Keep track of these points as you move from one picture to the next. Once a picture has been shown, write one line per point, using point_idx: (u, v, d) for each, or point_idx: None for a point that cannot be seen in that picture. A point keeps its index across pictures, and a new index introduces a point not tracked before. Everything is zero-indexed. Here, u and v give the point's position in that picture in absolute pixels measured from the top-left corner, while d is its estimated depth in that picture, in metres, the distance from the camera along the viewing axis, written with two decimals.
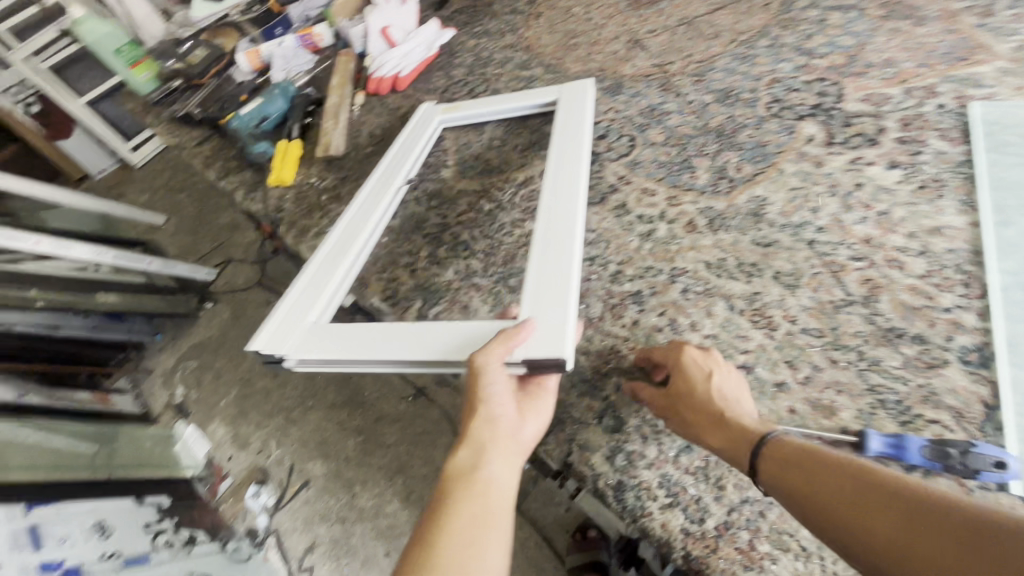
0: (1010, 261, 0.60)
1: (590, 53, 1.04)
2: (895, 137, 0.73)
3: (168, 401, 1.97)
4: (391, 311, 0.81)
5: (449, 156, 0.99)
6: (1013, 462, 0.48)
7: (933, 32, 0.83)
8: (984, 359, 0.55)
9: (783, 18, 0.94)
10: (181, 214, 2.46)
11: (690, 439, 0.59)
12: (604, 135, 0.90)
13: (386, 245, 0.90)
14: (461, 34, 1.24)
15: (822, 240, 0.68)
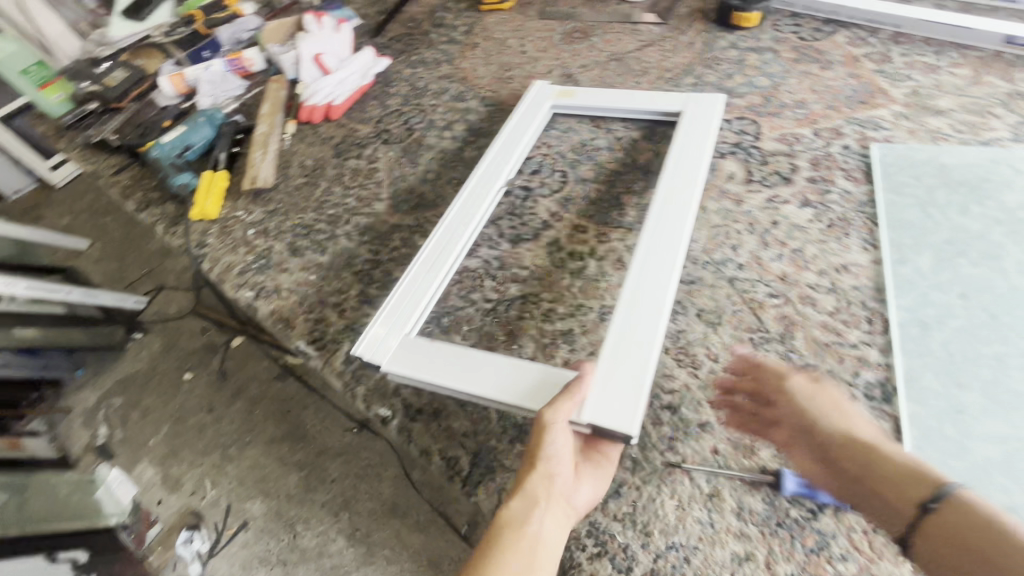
0: (908, 298, 0.63)
1: (524, 86, 1.06)
2: (807, 176, 0.77)
3: (88, 443, 1.82)
4: (320, 355, 0.77)
5: (382, 189, 0.97)
6: None
7: (838, 75, 0.88)
8: (888, 394, 0.58)
9: (705, 57, 0.98)
10: (107, 239, 2.30)
11: (619, 484, 0.58)
12: (538, 169, 0.90)
13: (315, 283, 0.86)
14: (398, 62, 1.22)
15: (742, 277, 0.70)
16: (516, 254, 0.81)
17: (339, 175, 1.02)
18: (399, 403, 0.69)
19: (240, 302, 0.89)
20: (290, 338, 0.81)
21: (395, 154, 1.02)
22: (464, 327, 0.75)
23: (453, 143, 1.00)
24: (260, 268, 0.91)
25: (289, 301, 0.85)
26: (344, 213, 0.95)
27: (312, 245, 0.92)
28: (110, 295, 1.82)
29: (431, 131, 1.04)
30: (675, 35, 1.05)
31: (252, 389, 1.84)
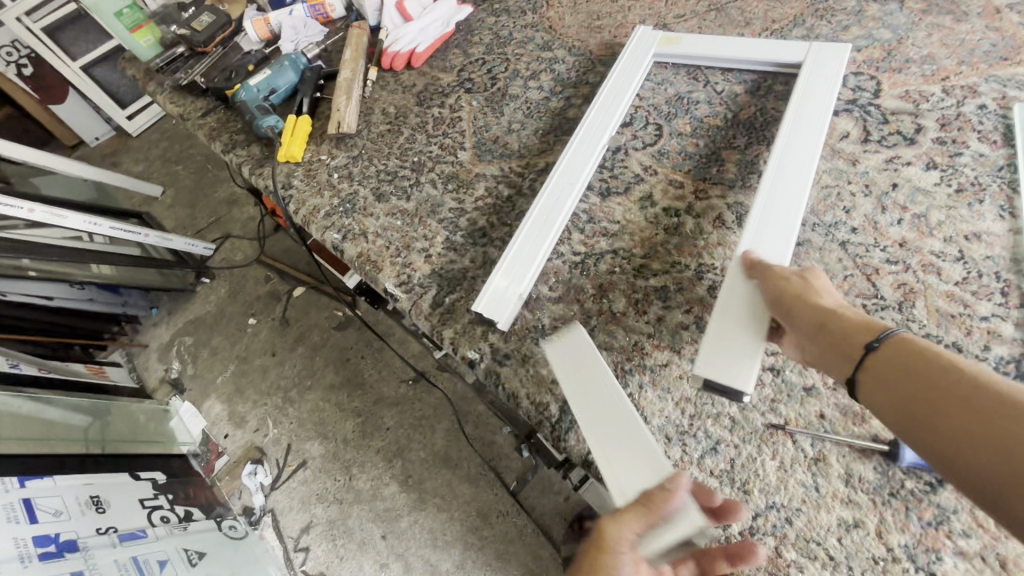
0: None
1: (615, 35, 1.01)
2: (934, 137, 0.71)
3: (163, 376, 1.94)
4: (405, 298, 0.78)
5: (466, 138, 0.96)
6: None
7: (975, 28, 0.80)
8: (1023, 371, 0.54)
9: (818, 8, 0.91)
10: (180, 186, 2.41)
11: (716, 441, 0.57)
12: (630, 122, 0.87)
13: (401, 229, 0.87)
14: (480, 10, 1.19)
15: (856, 241, 0.66)
16: (606, 207, 0.79)
17: (421, 123, 1.02)
18: (487, 347, 0.70)
19: (326, 244, 0.91)
20: (376, 280, 0.83)
21: (478, 103, 1.01)
22: (552, 278, 0.74)
23: (539, 93, 0.97)
24: (344, 211, 0.93)
25: (375, 245, 0.86)
26: (427, 160, 0.95)
27: (396, 190, 0.93)
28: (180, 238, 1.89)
29: (515, 80, 1.01)
30: None
31: (313, 337, 1.91)
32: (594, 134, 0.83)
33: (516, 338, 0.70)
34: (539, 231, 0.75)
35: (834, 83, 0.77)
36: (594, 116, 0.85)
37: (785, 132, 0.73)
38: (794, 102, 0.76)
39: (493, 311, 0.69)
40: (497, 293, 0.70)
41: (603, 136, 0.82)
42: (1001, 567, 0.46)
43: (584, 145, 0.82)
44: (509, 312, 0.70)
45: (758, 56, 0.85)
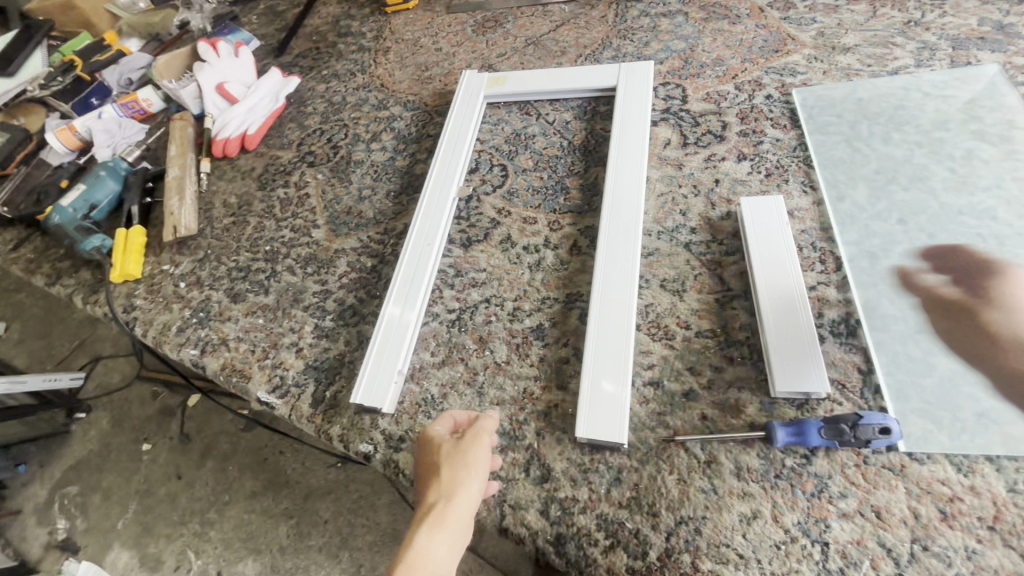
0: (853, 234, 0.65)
1: (445, 84, 1.02)
2: (738, 131, 0.79)
3: (47, 541, 1.65)
4: (283, 403, 0.73)
5: (318, 215, 0.92)
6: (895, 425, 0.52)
7: (748, 28, 0.90)
8: (852, 328, 0.60)
9: (619, 29, 0.98)
10: (24, 317, 2.10)
11: (618, 470, 0.57)
12: (476, 167, 0.88)
13: (265, 327, 0.81)
14: (309, 80, 1.16)
15: (696, 241, 0.70)
16: (470, 257, 0.78)
17: (268, 208, 0.96)
18: (379, 435, 0.66)
19: (185, 363, 0.82)
20: (247, 390, 0.76)
21: (324, 175, 0.97)
22: (432, 342, 0.72)
23: (383, 154, 0.96)
24: (200, 321, 0.85)
25: (240, 352, 0.79)
26: (281, 247, 0.90)
27: (252, 286, 0.86)
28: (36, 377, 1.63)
29: (357, 145, 0.99)
30: (586, 10, 1.04)
31: (220, 446, 1.72)
32: (443, 189, 0.83)
33: (407, 417, 0.67)
34: (407, 300, 0.73)
35: (646, 99, 0.84)
36: (439, 169, 0.85)
37: (613, 157, 0.79)
38: (616, 124, 0.82)
39: (374, 400, 0.66)
40: (372, 383, 0.68)
41: (452, 189, 0.83)
42: (879, 518, 0.50)
43: (435, 201, 0.82)
44: (392, 394, 0.67)
45: (578, 86, 0.89)
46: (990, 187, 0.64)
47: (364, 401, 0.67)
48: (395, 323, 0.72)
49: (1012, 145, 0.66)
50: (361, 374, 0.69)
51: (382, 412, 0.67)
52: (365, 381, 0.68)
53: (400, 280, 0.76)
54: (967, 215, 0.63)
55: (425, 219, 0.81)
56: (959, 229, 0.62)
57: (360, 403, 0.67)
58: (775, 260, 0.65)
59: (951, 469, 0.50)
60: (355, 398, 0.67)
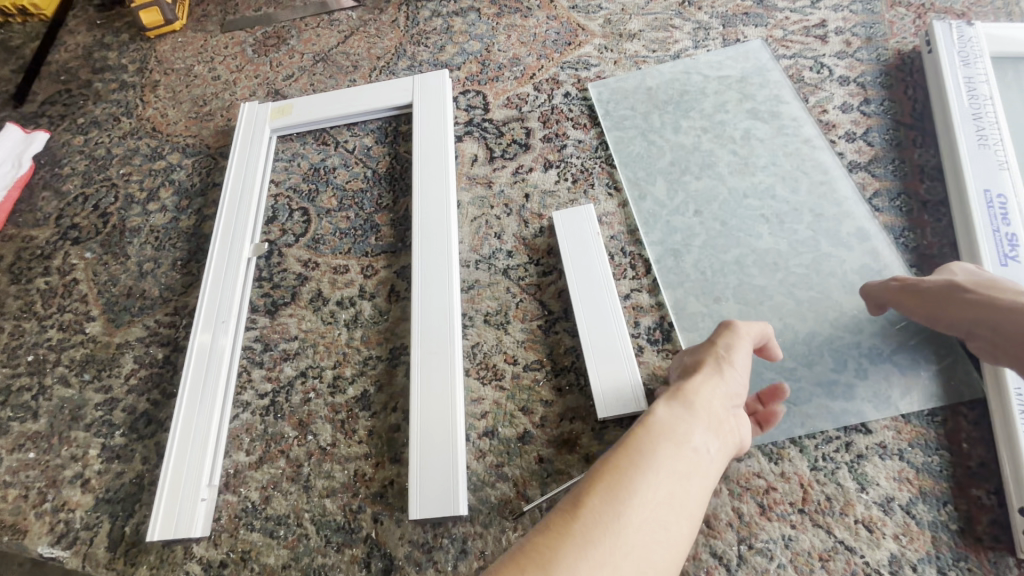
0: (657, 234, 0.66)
1: (229, 119, 0.89)
2: (542, 137, 0.76)
3: None
4: (72, 554, 0.60)
5: (91, 304, 0.76)
6: None
7: (540, 21, 0.87)
8: (666, 333, 0.60)
9: (412, 34, 0.91)
10: None
11: (462, 541, 0.53)
12: (274, 216, 0.77)
13: (38, 461, 0.66)
14: (63, 132, 0.96)
15: (513, 265, 0.67)
16: (279, 325, 0.69)
17: (25, 306, 0.78)
18: (196, 566, 0.57)
19: None
20: (24, 548, 0.61)
21: (94, 253, 0.81)
22: (246, 438, 0.62)
23: (164, 216, 0.81)
24: None
25: (9, 500, 0.64)
26: (48, 353, 0.73)
27: (16, 411, 0.70)
28: None
29: (132, 208, 0.84)
30: (374, 15, 0.94)
31: None
32: (233, 251, 0.72)
33: (227, 535, 0.58)
34: (202, 396, 0.63)
35: (445, 113, 0.78)
36: (226, 227, 0.74)
37: (417, 186, 0.72)
38: (417, 147, 0.75)
39: (178, 530, 0.57)
40: (173, 510, 0.58)
41: (244, 249, 0.72)
42: (710, 528, 0.50)
43: (224, 268, 0.71)
44: (202, 515, 0.58)
45: (373, 106, 0.81)
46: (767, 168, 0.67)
47: (167, 535, 0.57)
48: (194, 429, 0.61)
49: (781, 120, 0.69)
50: (159, 502, 0.58)
51: (192, 539, 0.57)
52: (163, 511, 0.58)
53: (190, 373, 0.64)
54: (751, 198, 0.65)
55: (217, 292, 0.69)
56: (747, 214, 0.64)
57: (161, 538, 0.57)
58: (591, 277, 0.62)
59: (764, 460, 0.52)
60: (154, 534, 0.57)
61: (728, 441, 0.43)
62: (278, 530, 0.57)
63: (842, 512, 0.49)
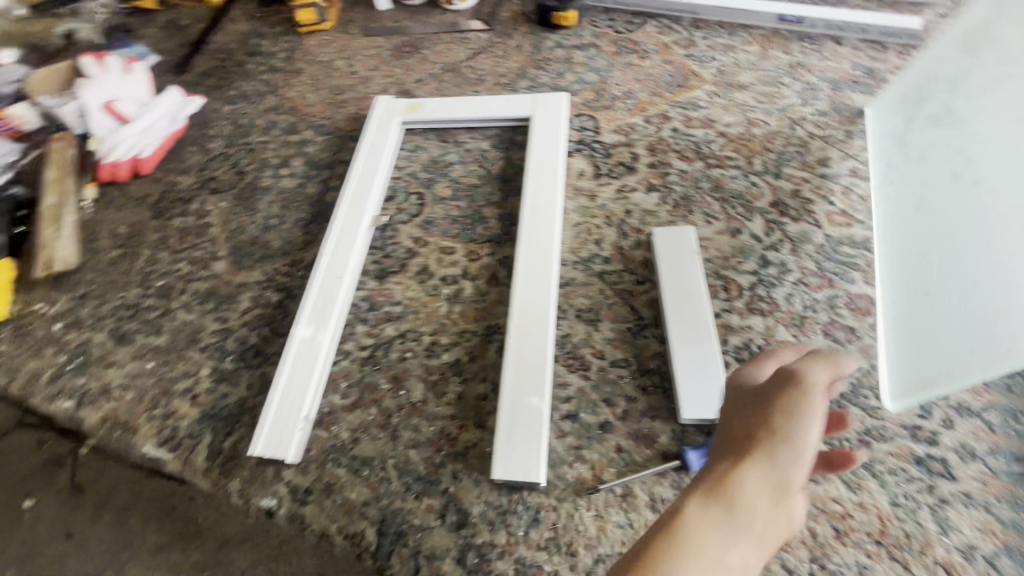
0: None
1: (362, 108, 0.99)
2: (647, 163, 0.82)
3: None
4: (174, 457, 0.65)
5: (219, 246, 0.85)
6: None
7: (655, 63, 0.94)
8: (753, 354, 0.63)
9: (536, 59, 1.00)
10: None
11: (536, 510, 0.56)
12: (392, 195, 0.85)
13: (154, 372, 0.73)
14: (214, 99, 1.09)
15: (609, 270, 0.72)
16: (385, 290, 0.75)
17: (162, 239, 0.88)
18: (284, 488, 0.61)
19: (57, 417, 0.72)
20: (131, 446, 0.68)
21: (228, 203, 0.90)
22: (343, 383, 0.68)
23: (294, 181, 0.91)
24: (77, 368, 0.75)
25: (124, 402, 0.71)
26: (175, 282, 0.82)
27: (141, 326, 0.78)
28: None
29: (266, 170, 0.93)
30: (503, 39, 1.05)
31: None
32: (355, 223, 0.79)
33: (315, 466, 0.62)
34: (318, 334, 0.70)
35: (561, 130, 0.85)
36: (351, 200, 0.82)
37: (529, 190, 0.79)
38: (532, 155, 0.82)
39: (277, 451, 0.62)
40: (275, 432, 0.63)
41: (365, 222, 0.80)
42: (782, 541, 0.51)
43: (344, 238, 0.78)
44: (297, 443, 0.63)
45: (495, 114, 0.89)
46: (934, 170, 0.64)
47: (266, 455, 0.62)
48: (302, 366, 0.67)
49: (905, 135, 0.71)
50: (263, 423, 0.64)
51: (285, 463, 0.62)
52: (266, 432, 0.64)
53: (310, 310, 0.72)
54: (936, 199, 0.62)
55: (337, 252, 0.77)
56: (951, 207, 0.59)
57: (262, 455, 0.62)
58: (685, 293, 0.66)
59: (842, 487, 0.53)
60: (256, 450, 0.63)
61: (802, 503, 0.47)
62: (363, 470, 0.61)
63: (920, 551, 0.50)
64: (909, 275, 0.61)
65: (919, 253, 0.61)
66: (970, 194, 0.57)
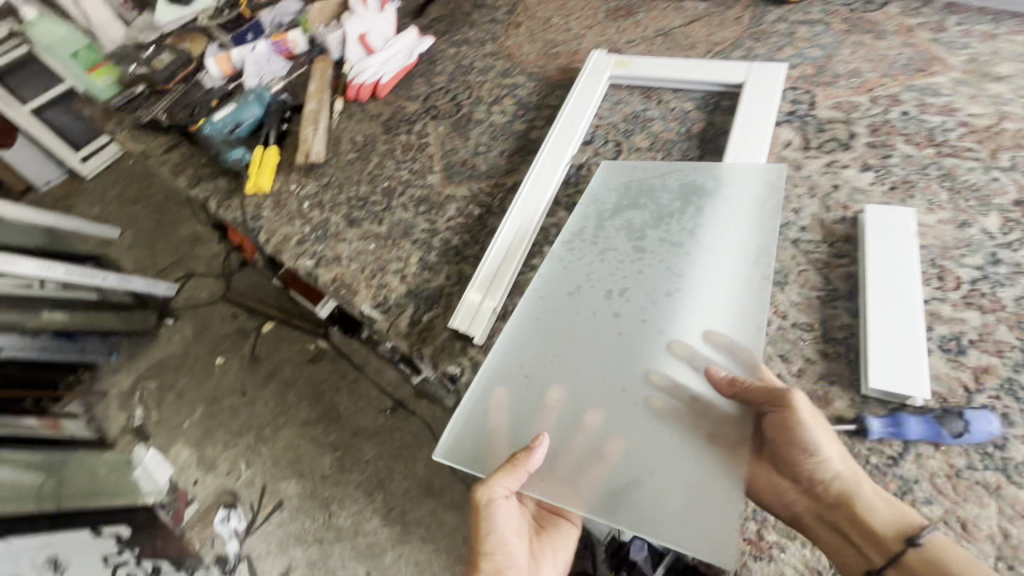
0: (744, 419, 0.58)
1: (572, 62, 1.07)
2: (865, 142, 0.78)
3: (125, 424, 1.94)
4: (384, 319, 0.79)
5: (434, 162, 0.98)
6: (984, 427, 0.52)
7: (892, 45, 0.88)
8: (963, 347, 0.58)
9: (754, 31, 0.99)
10: (136, 227, 2.46)
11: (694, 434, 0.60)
12: (591, 141, 0.92)
13: (374, 252, 0.88)
14: (441, 42, 1.24)
15: (805, 239, 0.71)
16: None
17: (389, 150, 1.04)
18: (468, 361, 0.71)
19: (299, 272, 0.91)
20: (352, 303, 0.83)
21: (445, 128, 1.04)
22: None
23: (503, 117, 1.01)
24: (317, 238, 0.93)
25: (350, 269, 0.87)
26: (397, 185, 0.97)
27: (368, 215, 0.94)
28: (121, 278, 1.89)
29: (480, 105, 1.05)
30: (722, 10, 1.05)
31: (283, 372, 1.94)
32: (556, 160, 0.87)
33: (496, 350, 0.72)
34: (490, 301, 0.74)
35: (774, 100, 0.84)
36: (555, 139, 0.90)
37: (731, 151, 0.80)
38: (740, 118, 0.83)
39: (471, 328, 0.73)
40: (471, 312, 0.74)
41: (564, 159, 0.87)
42: (964, 529, 0.49)
43: (545, 171, 0.86)
44: (486, 327, 0.73)
45: (705, 78, 0.91)
46: (725, 233, 0.71)
47: (462, 328, 0.73)
48: (500, 265, 0.77)
49: (726, 189, 0.75)
50: (463, 302, 0.75)
51: (474, 339, 0.72)
52: (464, 309, 0.74)
53: (491, 258, 0.78)
54: (651, 277, 0.70)
55: (540, 179, 0.85)
56: (643, 299, 0.69)
57: (458, 327, 0.73)
58: (891, 270, 0.63)
59: None
60: (454, 322, 0.73)
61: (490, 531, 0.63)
62: None
63: None
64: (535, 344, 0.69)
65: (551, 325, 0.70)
66: (631, 271, 0.71)
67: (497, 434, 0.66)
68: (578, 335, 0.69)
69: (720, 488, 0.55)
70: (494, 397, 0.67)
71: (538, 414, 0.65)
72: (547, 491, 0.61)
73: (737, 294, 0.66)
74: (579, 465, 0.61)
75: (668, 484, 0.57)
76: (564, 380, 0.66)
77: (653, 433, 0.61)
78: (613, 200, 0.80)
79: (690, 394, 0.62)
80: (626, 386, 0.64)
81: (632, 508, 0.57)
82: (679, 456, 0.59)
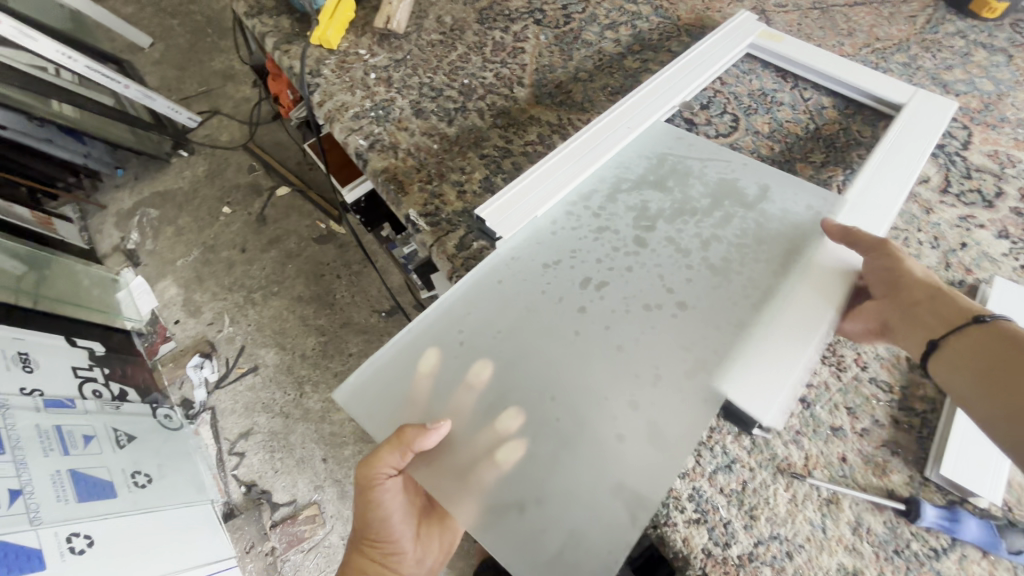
0: (667, 478, 0.50)
1: (708, 7, 0.93)
2: (1012, 206, 0.69)
3: (117, 244, 1.87)
4: (431, 232, 0.72)
5: (526, 73, 0.86)
6: None
7: None
8: None
9: (925, 38, 0.85)
10: (168, 42, 2.27)
11: (732, 459, 0.55)
12: (705, 105, 0.80)
13: (436, 153, 0.78)
14: None
15: None
16: None
17: (478, 43, 0.90)
18: None
19: (347, 149, 0.81)
20: (398, 204, 0.75)
21: (547, 39, 0.90)
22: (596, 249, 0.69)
23: (615, 47, 0.89)
24: (376, 117, 0.82)
25: (405, 164, 0.77)
26: (478, 86, 0.85)
27: (438, 109, 0.83)
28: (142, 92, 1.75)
29: (591, 25, 0.92)
30: (896, 2, 0.90)
31: (287, 241, 1.87)
32: (665, 95, 0.76)
33: None
34: (504, 218, 0.64)
35: (940, 120, 0.72)
36: (670, 77, 0.78)
37: (866, 164, 0.67)
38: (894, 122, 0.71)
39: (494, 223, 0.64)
40: (504, 203, 0.65)
41: (676, 98, 0.76)
42: None
43: (644, 106, 0.75)
44: (515, 224, 0.64)
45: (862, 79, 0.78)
46: (743, 261, 0.61)
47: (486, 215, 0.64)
48: (559, 172, 0.68)
49: (769, 206, 0.65)
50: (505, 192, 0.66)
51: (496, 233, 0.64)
52: (500, 201, 0.65)
53: (542, 172, 0.68)
54: (639, 281, 0.61)
55: (645, 105, 0.75)
56: (620, 301, 0.60)
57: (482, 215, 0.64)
58: None
59: None
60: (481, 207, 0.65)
61: (369, 482, 0.61)
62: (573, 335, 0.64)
63: None
64: (492, 316, 0.60)
65: (515, 305, 0.60)
66: (620, 265, 0.62)
67: (415, 403, 0.57)
68: (535, 319, 0.59)
69: (607, 544, 0.49)
70: (427, 361, 0.58)
71: (460, 391, 0.57)
72: (430, 477, 0.54)
73: (723, 336, 0.56)
74: (476, 459, 0.54)
75: (557, 518, 0.50)
76: (503, 364, 0.57)
77: (564, 457, 0.52)
78: (642, 170, 0.70)
79: (624, 426, 0.53)
80: (558, 393, 0.55)
81: (509, 530, 0.51)
82: (581, 490, 0.51)
